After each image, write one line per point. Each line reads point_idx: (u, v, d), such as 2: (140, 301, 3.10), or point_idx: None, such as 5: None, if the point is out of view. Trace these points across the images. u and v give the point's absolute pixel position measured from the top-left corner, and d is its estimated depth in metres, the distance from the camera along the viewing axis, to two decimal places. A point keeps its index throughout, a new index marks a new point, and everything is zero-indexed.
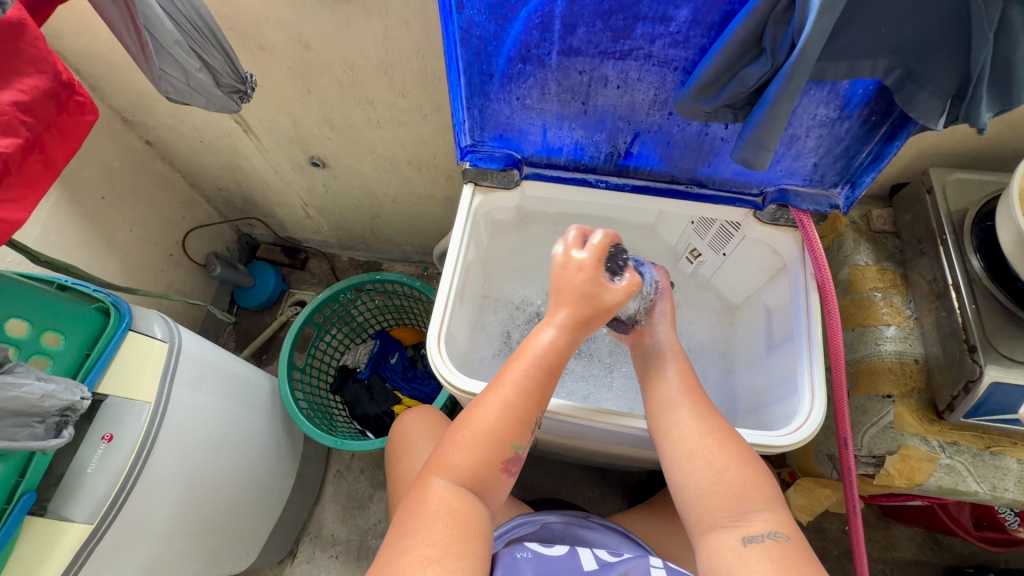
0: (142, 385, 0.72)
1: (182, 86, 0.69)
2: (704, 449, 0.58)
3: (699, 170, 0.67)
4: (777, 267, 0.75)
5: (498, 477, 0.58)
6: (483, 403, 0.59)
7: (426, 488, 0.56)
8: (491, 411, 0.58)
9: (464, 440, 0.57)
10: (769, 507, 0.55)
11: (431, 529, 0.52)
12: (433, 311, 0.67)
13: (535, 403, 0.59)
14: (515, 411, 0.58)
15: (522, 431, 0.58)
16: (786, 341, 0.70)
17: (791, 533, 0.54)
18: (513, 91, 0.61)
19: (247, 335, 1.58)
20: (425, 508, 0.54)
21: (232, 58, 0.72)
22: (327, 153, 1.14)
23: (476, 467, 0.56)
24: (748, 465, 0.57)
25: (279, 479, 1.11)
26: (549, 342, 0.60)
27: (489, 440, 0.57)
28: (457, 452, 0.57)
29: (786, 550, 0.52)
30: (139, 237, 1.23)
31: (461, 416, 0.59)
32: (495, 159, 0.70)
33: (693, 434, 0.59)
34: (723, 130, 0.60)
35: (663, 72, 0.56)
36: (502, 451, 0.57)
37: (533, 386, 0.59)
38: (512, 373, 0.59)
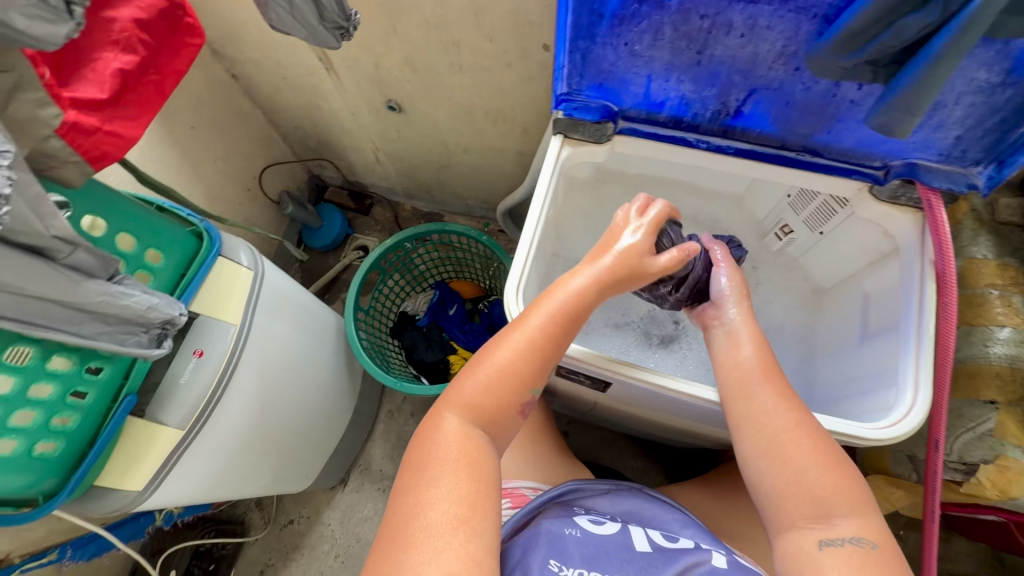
0: (226, 308, 0.76)
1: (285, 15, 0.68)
2: (785, 441, 0.55)
3: (817, 136, 0.61)
4: (885, 251, 0.68)
5: (509, 415, 0.58)
6: (504, 342, 0.59)
7: (440, 424, 0.55)
8: (512, 349, 0.58)
9: (482, 377, 0.58)
10: (857, 514, 0.52)
11: (444, 468, 0.51)
12: (512, 264, 0.66)
13: (556, 345, 0.59)
14: (535, 350, 0.58)
15: (539, 372, 0.59)
16: (888, 330, 0.65)
17: (878, 542, 0.51)
18: (622, 36, 0.57)
19: (311, 274, 1.64)
20: (439, 445, 0.53)
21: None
22: (405, 97, 1.13)
23: (489, 403, 0.57)
24: (831, 469, 0.53)
25: (338, 412, 1.16)
26: (579, 291, 0.59)
27: (506, 377, 0.57)
28: (473, 389, 0.57)
29: (873, 560, 0.49)
30: (222, 169, 1.28)
31: (477, 357, 0.60)
32: (591, 109, 0.66)
33: (777, 430, 0.56)
34: (856, 90, 0.54)
35: (798, 20, 0.50)
36: (516, 389, 0.58)
37: (554, 327, 0.59)
38: (534, 318, 0.59)
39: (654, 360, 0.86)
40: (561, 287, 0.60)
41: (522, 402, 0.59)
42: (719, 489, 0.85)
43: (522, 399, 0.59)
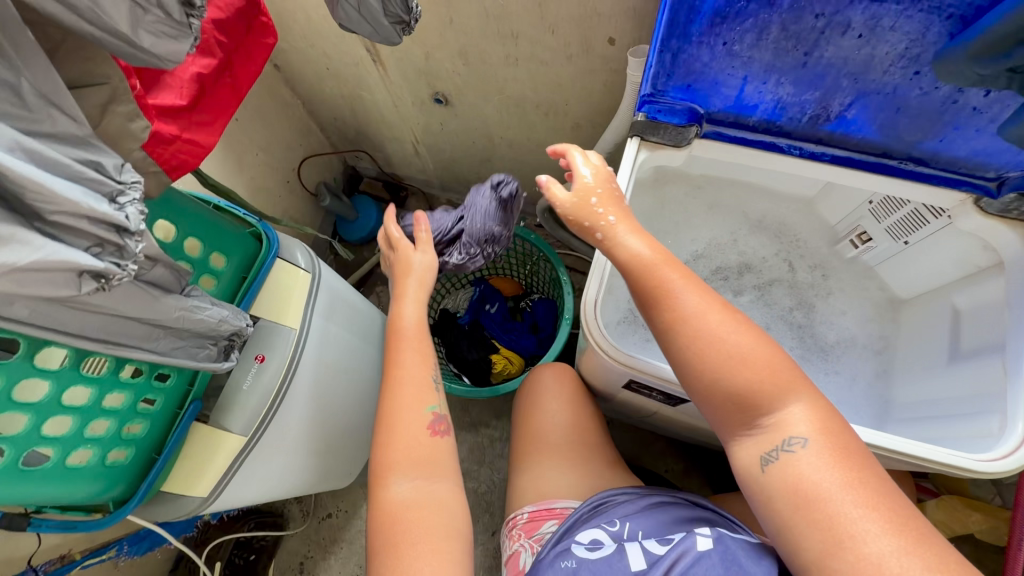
0: (286, 313, 0.74)
1: (352, 14, 0.68)
2: (708, 346, 0.48)
3: (925, 144, 0.56)
4: (985, 265, 0.64)
5: (436, 444, 0.64)
6: (398, 395, 0.66)
7: (386, 491, 0.59)
8: (405, 393, 0.66)
9: (400, 439, 0.62)
10: (789, 399, 0.47)
11: (409, 536, 0.56)
12: (591, 272, 0.63)
13: (424, 364, 0.70)
14: (420, 382, 0.68)
15: (427, 393, 0.67)
16: (989, 350, 0.61)
17: (811, 433, 0.45)
18: (722, 34, 0.53)
19: (346, 267, 1.63)
20: (392, 512, 0.58)
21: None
22: (453, 90, 1.10)
23: (415, 448, 0.62)
24: (746, 368, 0.48)
25: (381, 411, 1.15)
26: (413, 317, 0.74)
27: (413, 416, 0.64)
28: (398, 449, 0.62)
29: (815, 458, 0.44)
30: (264, 161, 1.26)
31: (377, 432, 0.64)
32: (676, 112, 0.62)
33: (703, 335, 0.49)
34: (982, 97, 0.50)
35: (929, 21, 0.46)
36: (413, 423, 0.64)
37: (417, 353, 0.70)
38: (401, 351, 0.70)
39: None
40: (400, 321, 0.74)
41: (423, 427, 0.64)
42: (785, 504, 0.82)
43: (426, 423, 0.64)
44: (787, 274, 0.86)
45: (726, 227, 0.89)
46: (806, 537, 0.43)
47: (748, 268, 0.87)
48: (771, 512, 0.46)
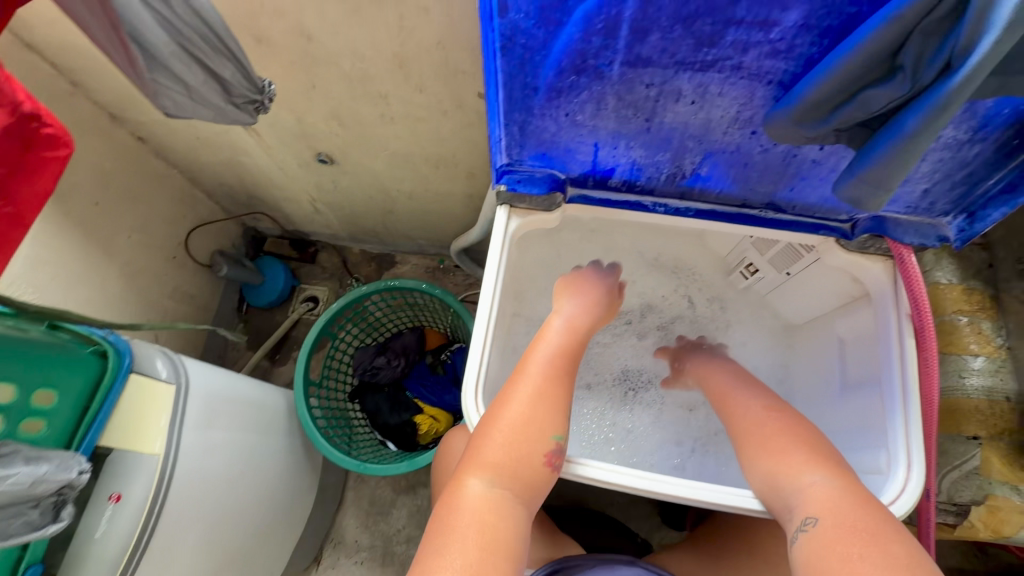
0: (144, 436, 0.66)
1: (184, 100, 0.59)
2: (763, 432, 0.60)
3: (779, 193, 0.56)
4: (855, 296, 0.66)
5: (537, 476, 0.54)
6: (513, 400, 0.57)
7: (463, 491, 0.52)
8: (525, 401, 0.57)
9: (498, 436, 0.55)
10: (815, 469, 0.53)
11: (466, 538, 0.48)
12: (467, 359, 0.60)
13: (562, 389, 0.61)
14: (550, 402, 0.58)
15: (556, 418, 0.58)
16: (869, 382, 0.62)
17: (821, 513, 0.49)
18: (562, 106, 0.51)
19: (258, 334, 1.51)
20: (460, 513, 0.50)
21: (244, 66, 0.59)
22: (335, 149, 1.04)
23: (518, 463, 0.54)
24: (786, 450, 0.56)
25: (302, 497, 1.06)
26: (565, 336, 0.66)
27: (531, 433, 0.55)
28: (492, 447, 0.54)
29: (826, 536, 0.47)
30: (139, 241, 1.15)
31: (487, 414, 0.57)
32: (536, 181, 0.60)
33: (757, 429, 0.61)
34: (817, 151, 0.49)
35: (752, 86, 0.45)
36: (536, 437, 0.55)
37: (554, 375, 0.61)
38: (538, 361, 0.62)
39: (631, 419, 0.82)
40: (549, 333, 0.66)
41: (547, 449, 0.55)
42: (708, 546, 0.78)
43: (546, 449, 0.55)
44: (687, 310, 0.87)
45: (623, 268, 0.87)
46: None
47: (650, 307, 0.87)
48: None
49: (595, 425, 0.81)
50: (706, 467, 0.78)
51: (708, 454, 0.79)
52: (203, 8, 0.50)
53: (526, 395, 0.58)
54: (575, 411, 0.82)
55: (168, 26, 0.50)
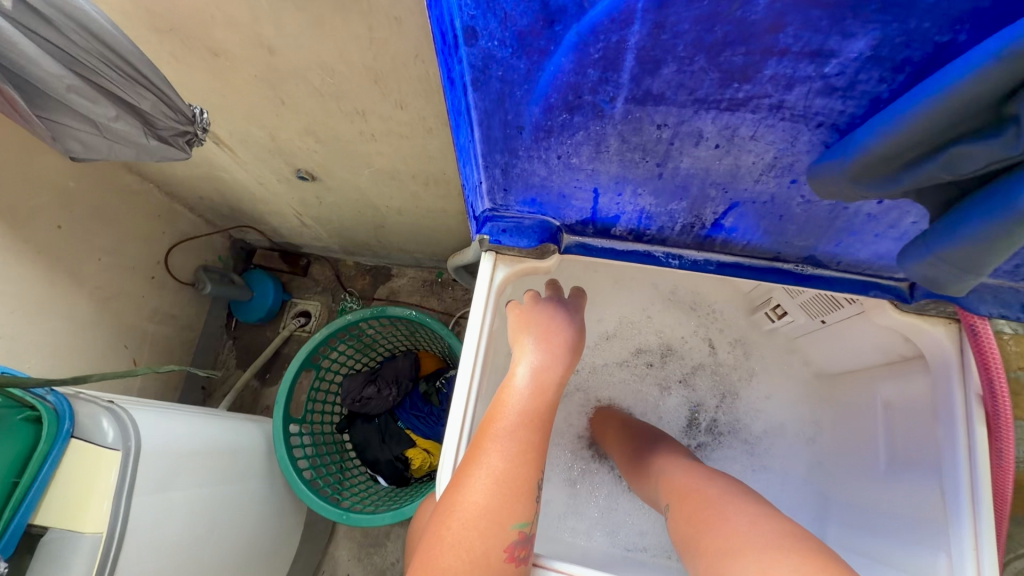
0: (84, 512, 0.58)
1: (95, 139, 0.57)
2: (636, 449, 0.67)
3: (821, 248, 0.46)
4: (907, 357, 0.55)
5: (506, 574, 0.45)
6: (468, 489, 0.45)
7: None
8: (484, 488, 0.45)
9: (454, 536, 0.44)
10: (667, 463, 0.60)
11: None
12: (444, 437, 0.52)
13: (530, 465, 0.48)
14: (513, 486, 0.46)
15: (521, 501, 0.46)
16: (921, 464, 0.52)
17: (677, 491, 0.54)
18: (552, 148, 0.41)
19: (247, 352, 1.44)
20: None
21: (168, 97, 0.56)
22: (316, 166, 0.95)
23: (480, 566, 0.43)
24: (656, 469, 0.60)
25: (285, 541, 0.99)
26: (530, 394, 0.50)
27: (491, 527, 0.44)
28: (449, 551, 0.43)
29: (680, 508, 0.51)
30: (111, 263, 1.07)
31: (442, 504, 0.46)
32: (524, 231, 0.50)
33: (633, 449, 0.67)
34: (875, 205, 0.39)
35: (796, 129, 0.35)
36: (497, 533, 0.44)
37: (520, 445, 0.48)
38: (499, 432, 0.48)
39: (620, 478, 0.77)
40: (510, 391, 0.50)
41: (508, 541, 0.45)
42: None
43: (505, 543, 0.45)
44: (709, 356, 0.79)
45: (636, 303, 0.79)
46: (691, 563, 0.46)
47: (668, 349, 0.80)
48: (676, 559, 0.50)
49: (581, 479, 0.75)
50: None
51: None
52: (106, 34, 0.48)
53: (491, 481, 0.45)
54: (558, 458, 0.76)
55: (61, 57, 0.48)
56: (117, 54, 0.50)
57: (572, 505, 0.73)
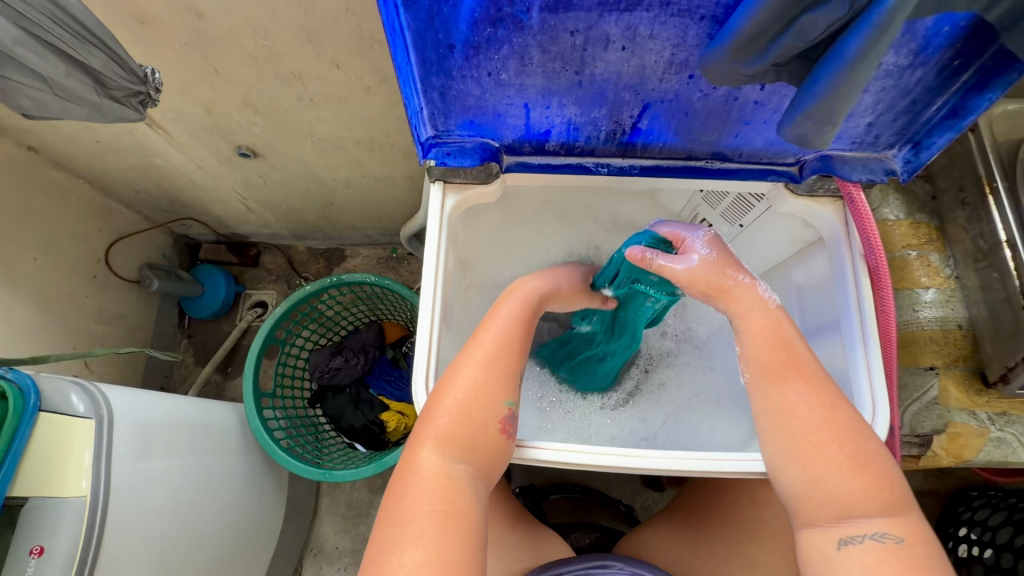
0: (65, 479, 0.60)
1: (47, 96, 0.57)
2: (806, 430, 0.49)
3: (724, 141, 0.54)
4: (811, 240, 0.64)
5: (497, 442, 0.51)
6: (463, 368, 0.52)
7: (415, 463, 0.48)
8: (476, 366, 0.52)
9: (450, 401, 0.51)
10: (889, 514, 0.46)
11: (426, 519, 0.44)
12: (416, 354, 0.57)
13: (519, 355, 0.55)
14: (502, 367, 0.53)
15: (508, 381, 0.53)
16: (829, 327, 0.61)
17: (905, 534, 0.45)
18: (482, 65, 0.46)
19: (205, 348, 1.41)
20: (418, 488, 0.46)
21: (118, 56, 0.59)
22: (256, 141, 0.95)
23: (470, 429, 0.50)
24: (857, 471, 0.47)
25: (268, 515, 0.99)
26: (522, 303, 0.58)
27: (482, 397, 0.51)
28: (446, 416, 0.50)
29: (904, 560, 0.43)
30: (47, 264, 1.03)
31: (439, 383, 0.53)
32: (467, 152, 0.56)
33: (794, 419, 0.50)
34: (759, 91, 0.47)
35: (684, 24, 0.41)
36: (489, 405, 0.51)
37: (510, 334, 0.55)
38: (492, 328, 0.56)
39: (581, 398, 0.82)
40: (508, 299, 0.59)
41: (500, 415, 0.51)
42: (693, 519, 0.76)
43: (497, 417, 0.51)
44: None
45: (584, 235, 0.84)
46: None
47: None
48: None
49: (544, 399, 0.80)
50: (677, 435, 0.77)
51: (681, 420, 0.78)
52: None
53: (483, 362, 0.53)
54: (523, 384, 0.80)
55: (9, 14, 0.49)
56: (63, 10, 0.52)
57: (543, 423, 0.78)
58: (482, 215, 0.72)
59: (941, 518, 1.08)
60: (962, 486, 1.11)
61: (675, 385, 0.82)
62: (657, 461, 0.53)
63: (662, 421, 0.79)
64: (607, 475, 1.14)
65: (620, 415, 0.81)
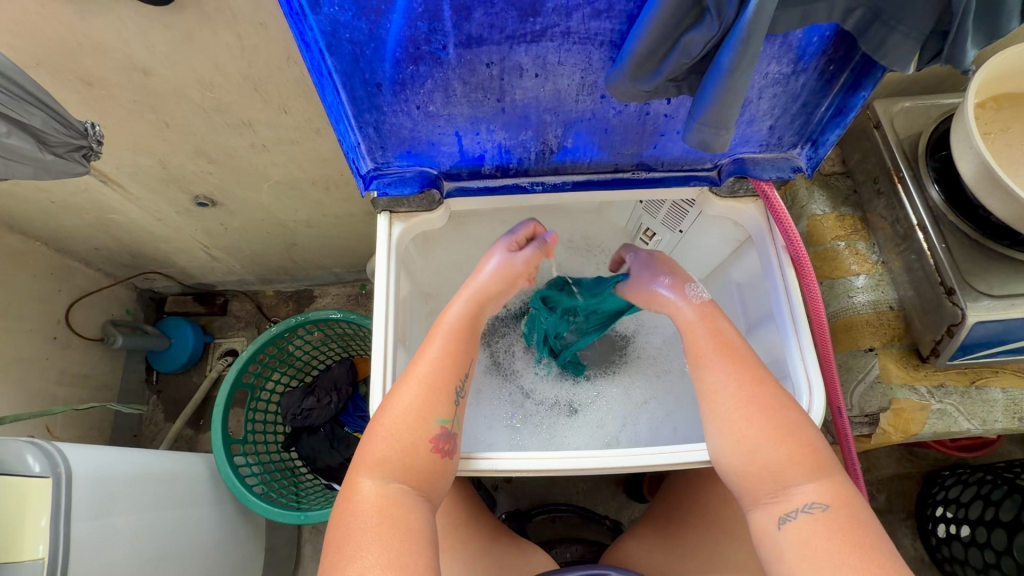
0: (22, 541, 0.58)
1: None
2: (730, 404, 0.54)
3: (645, 152, 0.59)
4: (741, 239, 0.69)
5: (434, 464, 0.52)
6: (400, 393, 0.54)
7: (354, 494, 0.49)
8: (411, 392, 0.54)
9: (386, 431, 0.52)
10: (811, 480, 0.49)
11: (361, 536, 0.46)
12: (371, 377, 0.58)
13: (453, 374, 0.56)
14: (434, 387, 0.54)
15: (444, 402, 0.54)
16: (766, 319, 0.65)
17: (830, 500, 0.48)
18: (410, 99, 0.50)
19: (175, 402, 1.38)
20: (355, 514, 0.48)
21: (57, 113, 0.62)
22: (213, 189, 0.97)
23: (411, 455, 0.51)
24: (788, 442, 0.51)
25: (244, 567, 0.96)
26: (460, 316, 0.60)
27: (418, 422, 0.53)
28: (381, 443, 0.52)
29: (830, 526, 0.46)
30: (3, 328, 1.01)
31: (380, 409, 0.55)
32: (407, 180, 0.59)
33: (721, 398, 0.55)
34: (666, 105, 0.51)
35: (587, 50, 0.46)
36: (422, 426, 0.52)
37: (446, 353, 0.57)
38: (428, 349, 0.57)
39: (545, 411, 0.83)
40: (445, 316, 0.60)
41: (432, 433, 0.53)
42: (669, 523, 0.76)
43: (431, 438, 0.52)
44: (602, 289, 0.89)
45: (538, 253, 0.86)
46: None
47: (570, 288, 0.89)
48: (779, 567, 0.48)
49: (511, 412, 0.82)
50: (640, 437, 0.80)
51: (640, 421, 0.81)
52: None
53: (416, 385, 0.54)
54: (489, 400, 0.81)
55: None
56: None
57: (514, 438, 0.79)
58: (436, 243, 0.75)
59: (918, 500, 1.10)
60: (933, 466, 1.14)
61: (625, 387, 0.85)
62: (613, 459, 0.57)
63: (621, 424, 0.82)
64: (591, 492, 1.13)
65: (579, 422, 0.82)
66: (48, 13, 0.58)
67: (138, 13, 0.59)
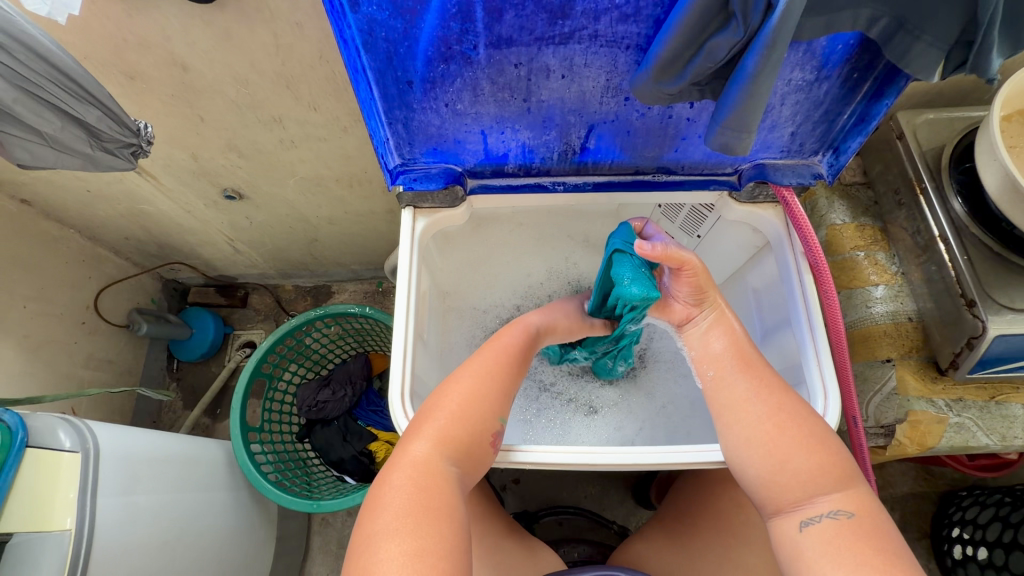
0: (50, 514, 0.61)
1: (43, 148, 0.62)
2: (755, 412, 0.54)
3: (666, 155, 0.60)
4: (759, 246, 0.69)
5: (485, 453, 0.55)
6: (457, 380, 0.57)
7: (404, 457, 0.51)
8: (479, 381, 0.57)
9: (452, 407, 0.55)
10: (835, 490, 0.49)
11: (407, 503, 0.47)
12: (391, 368, 0.59)
13: (516, 376, 0.61)
14: (500, 385, 0.58)
15: (506, 401, 0.58)
16: (783, 325, 0.65)
17: (855, 509, 0.47)
18: (439, 97, 0.52)
19: (193, 391, 1.42)
20: (403, 482, 0.49)
21: (114, 113, 0.64)
22: (241, 183, 0.99)
23: (468, 439, 0.54)
24: (812, 450, 0.51)
25: (256, 555, 0.98)
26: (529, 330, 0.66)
27: (483, 410, 0.56)
28: (443, 417, 0.54)
29: (855, 533, 0.45)
30: (36, 311, 1.05)
31: (443, 386, 0.58)
32: (433, 177, 0.61)
33: (746, 406, 0.55)
34: (688, 109, 0.52)
35: (613, 53, 0.47)
36: (485, 417, 0.55)
37: (513, 357, 0.62)
38: (496, 347, 0.62)
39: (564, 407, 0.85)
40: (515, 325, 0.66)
41: (493, 427, 0.56)
42: (678, 526, 0.76)
43: (491, 430, 0.55)
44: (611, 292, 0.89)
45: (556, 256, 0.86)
46: None
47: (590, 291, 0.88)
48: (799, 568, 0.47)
49: (525, 407, 0.83)
50: (655, 439, 0.81)
51: (657, 425, 0.83)
52: (62, 61, 0.56)
53: (484, 377, 0.58)
54: None
55: (10, 74, 0.54)
56: (65, 73, 0.57)
57: (527, 435, 0.80)
58: (457, 242, 0.76)
59: (934, 520, 1.08)
60: (950, 486, 1.12)
61: (644, 390, 0.86)
62: (625, 455, 0.58)
63: (637, 427, 0.83)
64: (600, 497, 1.14)
65: (596, 423, 0.84)
66: (97, 9, 0.61)
67: (182, 11, 0.61)
